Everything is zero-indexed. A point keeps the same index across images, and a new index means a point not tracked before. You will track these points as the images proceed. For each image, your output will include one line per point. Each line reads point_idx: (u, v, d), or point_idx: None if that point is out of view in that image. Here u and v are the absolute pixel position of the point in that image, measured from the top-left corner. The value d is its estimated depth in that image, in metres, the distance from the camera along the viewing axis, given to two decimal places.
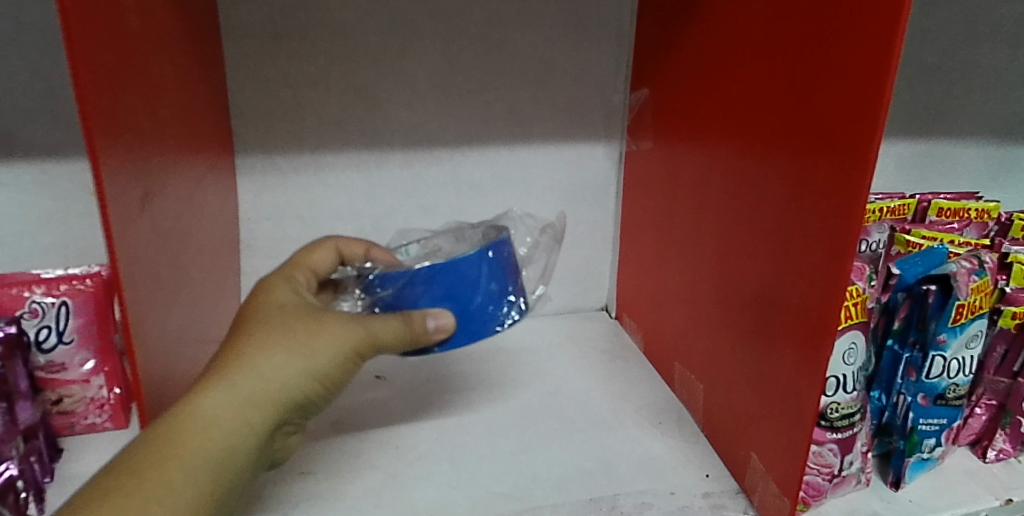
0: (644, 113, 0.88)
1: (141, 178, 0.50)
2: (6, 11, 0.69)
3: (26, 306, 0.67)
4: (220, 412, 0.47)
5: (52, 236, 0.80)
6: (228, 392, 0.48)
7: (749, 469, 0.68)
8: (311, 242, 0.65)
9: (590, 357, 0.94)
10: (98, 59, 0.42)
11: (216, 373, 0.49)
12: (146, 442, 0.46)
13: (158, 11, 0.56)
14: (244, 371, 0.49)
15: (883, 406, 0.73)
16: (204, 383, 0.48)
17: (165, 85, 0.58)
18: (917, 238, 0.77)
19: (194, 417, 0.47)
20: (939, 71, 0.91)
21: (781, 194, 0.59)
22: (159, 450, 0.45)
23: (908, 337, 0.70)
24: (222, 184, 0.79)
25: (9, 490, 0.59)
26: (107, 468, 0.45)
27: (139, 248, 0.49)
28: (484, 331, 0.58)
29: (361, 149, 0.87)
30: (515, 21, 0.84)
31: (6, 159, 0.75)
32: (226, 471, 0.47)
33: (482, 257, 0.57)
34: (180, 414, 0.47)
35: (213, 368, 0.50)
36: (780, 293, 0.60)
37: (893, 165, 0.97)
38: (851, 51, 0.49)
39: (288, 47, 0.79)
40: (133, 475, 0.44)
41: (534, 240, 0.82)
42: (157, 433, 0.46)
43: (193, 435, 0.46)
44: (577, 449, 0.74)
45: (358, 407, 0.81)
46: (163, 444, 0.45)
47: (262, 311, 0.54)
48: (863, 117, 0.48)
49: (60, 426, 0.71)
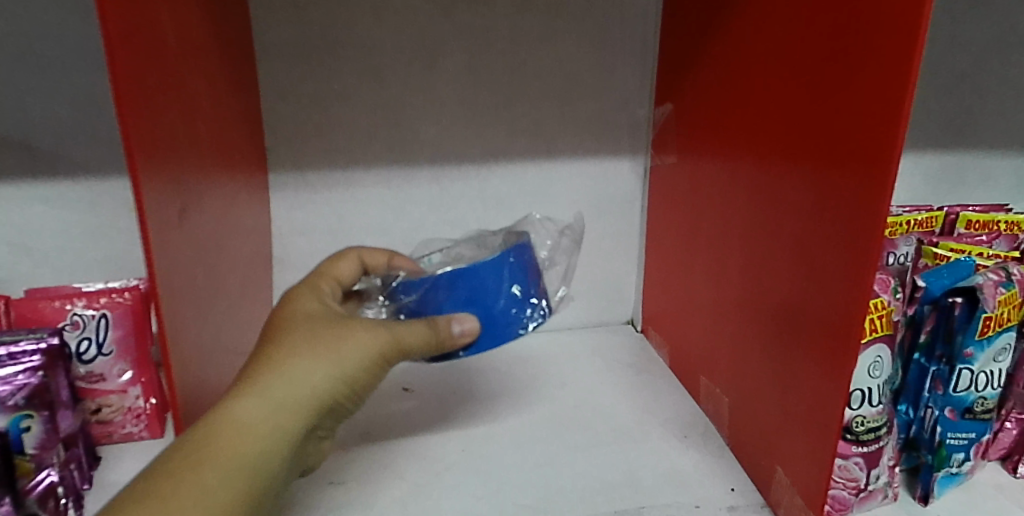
0: (668, 127, 0.89)
1: (178, 194, 0.52)
2: (52, 36, 0.72)
3: (68, 319, 0.70)
4: (252, 419, 0.49)
5: (93, 252, 0.83)
6: (261, 395, 0.49)
7: (775, 482, 0.68)
8: (332, 254, 0.66)
9: (616, 370, 0.94)
10: (138, 78, 0.44)
11: (248, 381, 0.50)
12: (183, 446, 0.47)
13: (195, 32, 0.58)
14: (274, 378, 0.50)
15: (911, 420, 0.73)
16: (236, 391, 0.50)
17: (201, 103, 0.60)
18: (945, 250, 0.76)
19: (227, 423, 0.48)
20: (967, 83, 0.91)
21: (804, 205, 0.60)
22: (195, 453, 0.46)
23: (935, 351, 0.70)
24: (256, 199, 0.81)
25: (49, 497, 0.61)
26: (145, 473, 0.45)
27: (177, 260, 0.51)
28: (508, 335, 0.58)
29: (390, 165, 0.89)
30: (538, 38, 0.86)
31: (52, 178, 0.78)
32: (260, 474, 0.48)
33: (502, 261, 0.58)
34: (215, 417, 0.48)
35: (244, 377, 0.51)
36: (803, 302, 0.60)
37: (922, 178, 0.96)
38: (870, 67, 0.50)
39: (318, 67, 0.82)
40: (169, 479, 0.44)
41: (554, 242, 0.82)
42: (193, 439, 0.47)
43: (227, 441, 0.47)
44: (602, 461, 0.75)
45: (387, 419, 0.82)
46: (200, 445, 0.47)
47: (291, 320, 0.55)
48: (884, 125, 0.48)
49: (99, 435, 0.73)
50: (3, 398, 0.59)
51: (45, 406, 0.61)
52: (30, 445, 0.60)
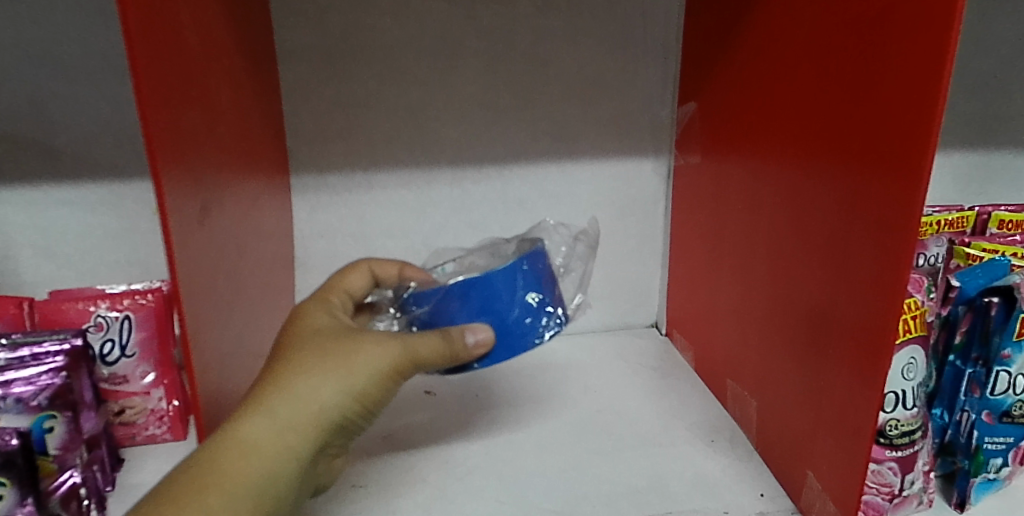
0: (692, 126, 0.88)
1: (199, 193, 0.51)
2: (77, 40, 0.72)
3: (92, 320, 0.70)
4: (259, 438, 0.48)
5: (117, 254, 0.83)
6: (269, 415, 0.49)
7: (806, 487, 0.66)
8: (335, 272, 0.65)
9: (640, 374, 0.93)
10: (159, 78, 0.43)
11: (256, 399, 0.50)
12: (190, 466, 0.46)
13: (217, 34, 0.58)
14: (281, 395, 0.49)
15: (946, 424, 0.71)
16: (244, 410, 0.49)
17: (222, 106, 0.60)
18: (978, 250, 0.73)
19: (233, 443, 0.47)
20: (999, 80, 0.89)
21: (834, 208, 0.58)
22: (200, 474, 0.46)
23: (970, 353, 0.68)
24: (278, 201, 0.81)
25: (72, 497, 0.61)
26: (152, 495, 0.45)
27: (198, 261, 0.50)
28: (524, 345, 0.58)
29: (411, 167, 0.88)
30: (560, 38, 0.85)
31: (76, 181, 0.79)
32: (267, 494, 0.48)
33: (516, 268, 0.57)
34: (222, 440, 0.47)
35: (252, 394, 0.50)
36: (834, 309, 0.59)
37: (952, 178, 0.94)
38: (900, 64, 0.48)
39: (339, 70, 0.82)
40: (174, 502, 0.44)
41: (568, 249, 0.81)
42: (200, 460, 0.47)
43: (234, 461, 0.47)
44: (627, 467, 0.74)
45: (409, 424, 0.82)
46: (205, 470, 0.46)
47: (300, 335, 0.54)
48: (917, 123, 0.47)
49: (122, 436, 0.73)
50: (27, 398, 0.59)
51: (69, 407, 0.61)
52: (53, 445, 0.60)
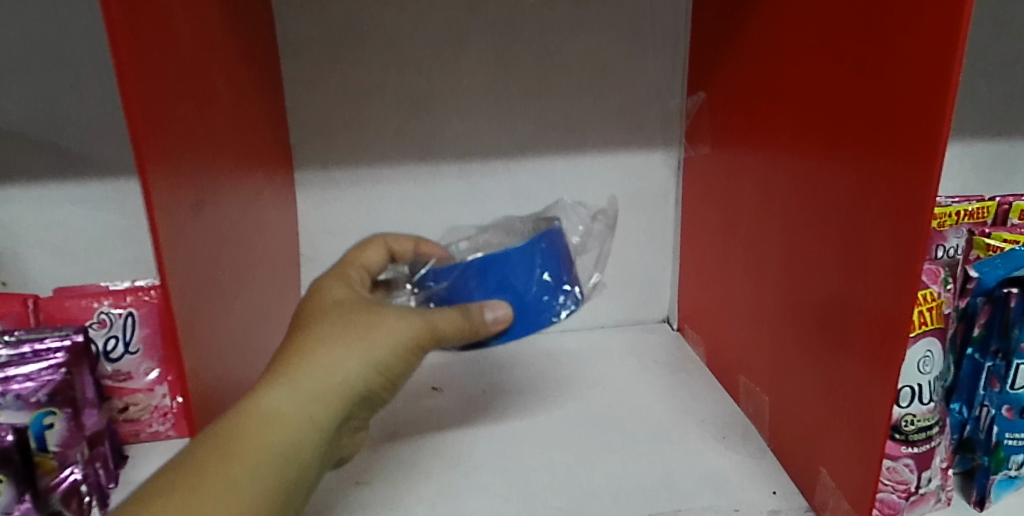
0: (701, 116, 0.86)
1: (192, 185, 0.51)
2: (79, 34, 0.72)
3: (94, 317, 0.71)
4: (284, 408, 0.47)
5: (123, 251, 0.83)
6: (291, 387, 0.47)
7: (820, 484, 0.65)
8: (352, 247, 0.63)
9: (651, 370, 0.91)
10: (148, 73, 0.43)
11: (278, 370, 0.48)
12: (210, 437, 0.45)
13: (212, 24, 0.58)
14: (303, 366, 0.48)
15: (965, 420, 0.69)
16: (266, 381, 0.48)
17: (217, 96, 0.59)
18: (999, 241, 0.69)
19: (256, 412, 0.46)
20: (1020, 66, 0.86)
21: (846, 197, 0.56)
22: (223, 445, 0.44)
23: (990, 346, 0.66)
24: (281, 196, 0.81)
25: (72, 495, 0.62)
26: (170, 468, 0.43)
27: (192, 256, 0.50)
28: (541, 323, 0.57)
29: (416, 161, 0.88)
30: (565, 28, 0.84)
31: (81, 177, 0.79)
32: (294, 465, 0.46)
33: (533, 246, 0.57)
34: (242, 413, 0.46)
35: (273, 367, 0.49)
36: (847, 300, 0.57)
37: (971, 168, 0.91)
38: (909, 43, 0.46)
39: (343, 63, 0.81)
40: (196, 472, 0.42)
41: (586, 228, 0.79)
42: (221, 431, 0.45)
43: (259, 431, 0.45)
44: (638, 464, 0.72)
45: (419, 421, 0.81)
46: (228, 440, 0.44)
47: (319, 309, 0.53)
48: (929, 103, 0.45)
49: (126, 433, 0.73)
50: (27, 395, 0.60)
51: (69, 403, 0.62)
52: (53, 442, 0.61)
